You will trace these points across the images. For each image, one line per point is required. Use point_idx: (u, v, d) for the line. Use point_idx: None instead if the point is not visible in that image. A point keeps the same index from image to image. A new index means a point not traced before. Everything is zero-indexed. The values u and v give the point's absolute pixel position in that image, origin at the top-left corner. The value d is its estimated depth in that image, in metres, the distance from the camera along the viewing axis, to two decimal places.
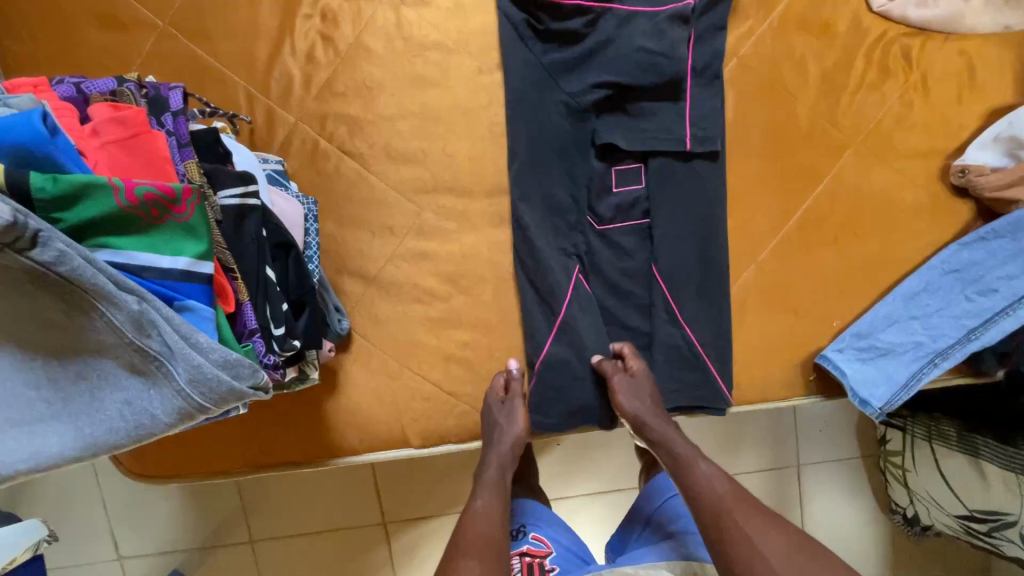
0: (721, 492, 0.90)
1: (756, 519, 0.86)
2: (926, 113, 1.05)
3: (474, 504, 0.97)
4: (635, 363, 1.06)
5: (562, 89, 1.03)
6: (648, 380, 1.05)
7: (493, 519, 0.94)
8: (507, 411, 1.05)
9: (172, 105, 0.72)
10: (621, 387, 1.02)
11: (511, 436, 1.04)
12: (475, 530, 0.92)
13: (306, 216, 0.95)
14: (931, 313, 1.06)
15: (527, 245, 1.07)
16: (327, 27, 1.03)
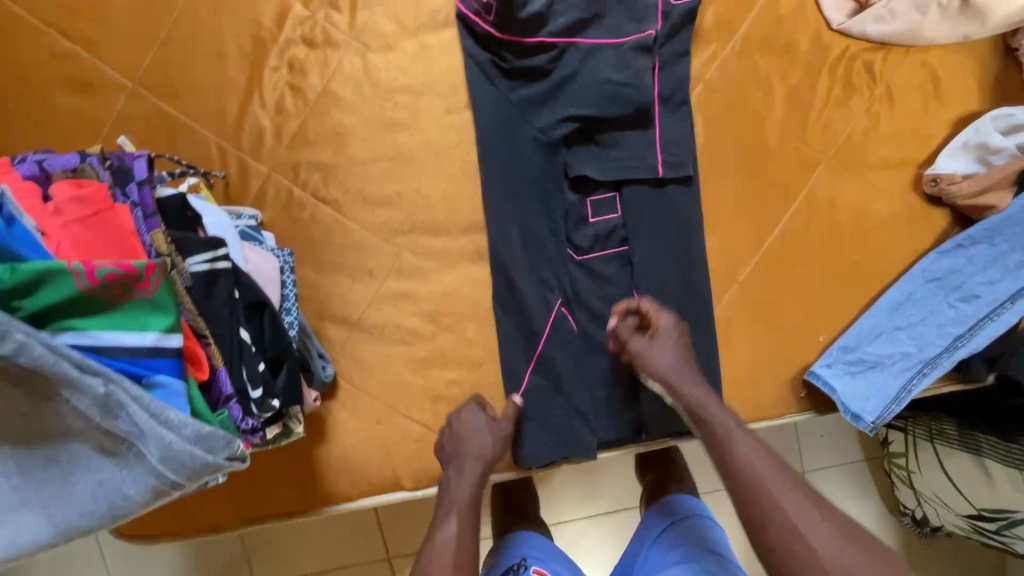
0: (762, 472, 0.77)
1: (800, 506, 0.73)
2: (894, 124, 1.06)
3: (444, 532, 0.86)
4: (661, 325, 0.97)
5: (532, 124, 1.04)
6: (673, 338, 0.95)
7: (461, 545, 0.84)
8: (475, 429, 0.98)
9: (137, 176, 0.71)
10: (640, 350, 0.95)
11: (483, 452, 0.96)
12: (442, 560, 0.82)
13: (282, 268, 0.93)
14: (916, 322, 1.06)
15: (508, 278, 1.07)
16: (294, 77, 1.03)
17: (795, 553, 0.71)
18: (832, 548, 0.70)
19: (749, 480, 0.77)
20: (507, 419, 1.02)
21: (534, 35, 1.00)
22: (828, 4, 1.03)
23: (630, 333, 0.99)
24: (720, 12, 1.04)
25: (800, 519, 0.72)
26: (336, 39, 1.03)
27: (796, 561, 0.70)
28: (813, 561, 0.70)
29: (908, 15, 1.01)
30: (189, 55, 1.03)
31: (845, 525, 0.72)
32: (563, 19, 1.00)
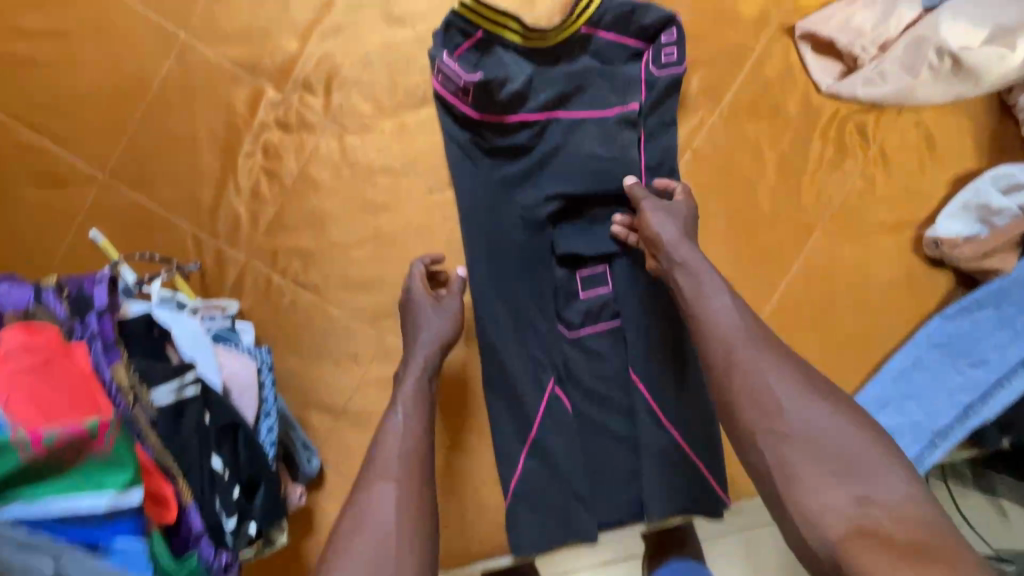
0: (738, 334, 0.78)
1: (770, 359, 0.75)
2: (890, 186, 1.02)
3: (390, 425, 0.83)
4: (677, 202, 0.94)
5: (517, 202, 1.01)
6: (684, 208, 0.93)
7: (411, 427, 0.82)
8: (437, 313, 0.94)
9: (97, 304, 0.67)
10: (649, 209, 0.92)
11: (440, 334, 0.93)
12: (388, 454, 0.79)
13: (260, 369, 0.87)
14: (925, 391, 1.02)
15: (497, 359, 1.03)
16: (270, 163, 1.00)
17: (759, 399, 0.73)
18: (793, 401, 0.72)
19: (721, 328, 0.79)
20: (457, 299, 0.96)
21: (515, 113, 0.98)
22: (814, 67, 0.99)
23: (645, 193, 0.95)
24: (707, 80, 1.01)
25: (767, 369, 0.74)
26: (312, 122, 1.00)
27: (754, 404, 0.73)
28: (774, 406, 0.72)
29: (899, 77, 0.96)
30: (162, 144, 1.00)
31: (811, 382, 0.74)
32: (544, 95, 0.98)
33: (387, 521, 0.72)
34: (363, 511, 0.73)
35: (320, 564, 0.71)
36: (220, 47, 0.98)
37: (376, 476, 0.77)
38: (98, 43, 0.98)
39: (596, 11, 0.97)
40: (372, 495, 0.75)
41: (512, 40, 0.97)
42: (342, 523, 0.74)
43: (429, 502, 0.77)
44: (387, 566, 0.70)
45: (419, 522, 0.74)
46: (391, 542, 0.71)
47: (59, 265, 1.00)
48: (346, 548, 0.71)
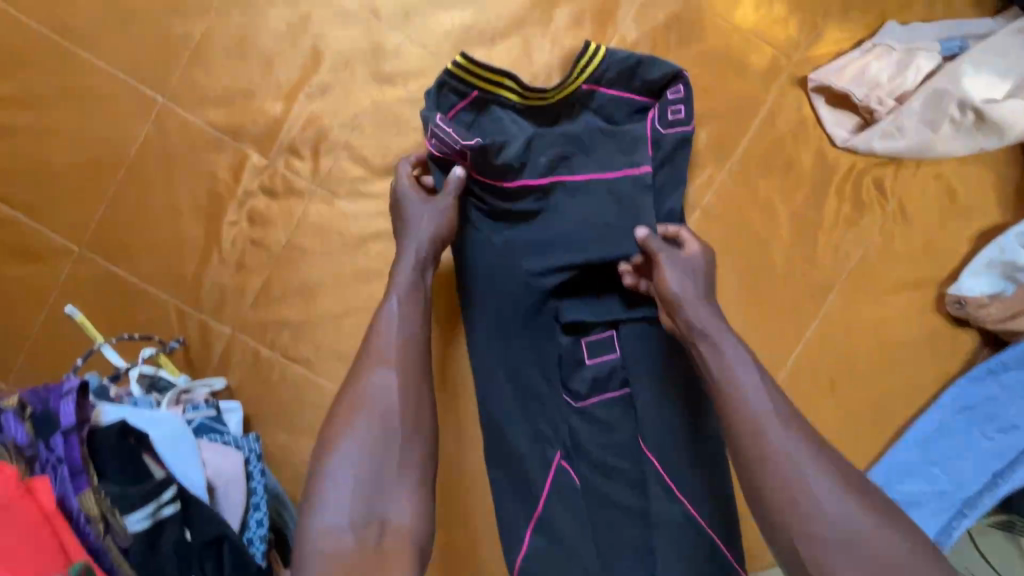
0: (767, 416, 0.69)
1: (802, 448, 0.66)
2: (910, 243, 0.97)
3: (386, 313, 0.79)
4: (692, 257, 0.84)
5: (522, 268, 0.95)
6: (700, 263, 0.84)
7: (408, 321, 0.79)
8: (429, 209, 0.88)
9: (62, 424, 0.63)
10: (665, 263, 0.83)
11: (432, 229, 0.87)
12: (386, 338, 0.77)
13: (247, 458, 0.82)
14: (950, 457, 0.96)
15: (499, 434, 0.98)
16: (256, 231, 0.95)
17: (794, 496, 0.63)
18: (834, 502, 0.62)
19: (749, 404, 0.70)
20: (451, 196, 0.90)
21: (518, 177, 0.92)
22: (829, 120, 0.94)
23: (659, 244, 0.85)
24: (715, 135, 0.96)
25: (802, 460, 0.65)
26: (299, 188, 0.95)
27: (790, 504, 0.63)
28: (813, 508, 0.62)
29: (918, 130, 0.91)
30: (140, 214, 0.94)
31: (845, 470, 0.65)
32: (546, 158, 0.93)
33: (388, 411, 0.72)
34: (362, 395, 0.73)
35: (320, 438, 0.72)
36: (200, 111, 0.92)
37: (373, 364, 0.75)
38: (68, 109, 0.92)
39: (598, 67, 0.91)
40: (371, 384, 0.73)
41: (508, 98, 0.92)
42: (340, 407, 0.73)
43: (429, 396, 0.75)
44: (390, 453, 0.70)
45: (421, 423, 0.73)
46: (393, 431, 0.71)
47: (33, 344, 0.94)
48: (345, 432, 0.70)
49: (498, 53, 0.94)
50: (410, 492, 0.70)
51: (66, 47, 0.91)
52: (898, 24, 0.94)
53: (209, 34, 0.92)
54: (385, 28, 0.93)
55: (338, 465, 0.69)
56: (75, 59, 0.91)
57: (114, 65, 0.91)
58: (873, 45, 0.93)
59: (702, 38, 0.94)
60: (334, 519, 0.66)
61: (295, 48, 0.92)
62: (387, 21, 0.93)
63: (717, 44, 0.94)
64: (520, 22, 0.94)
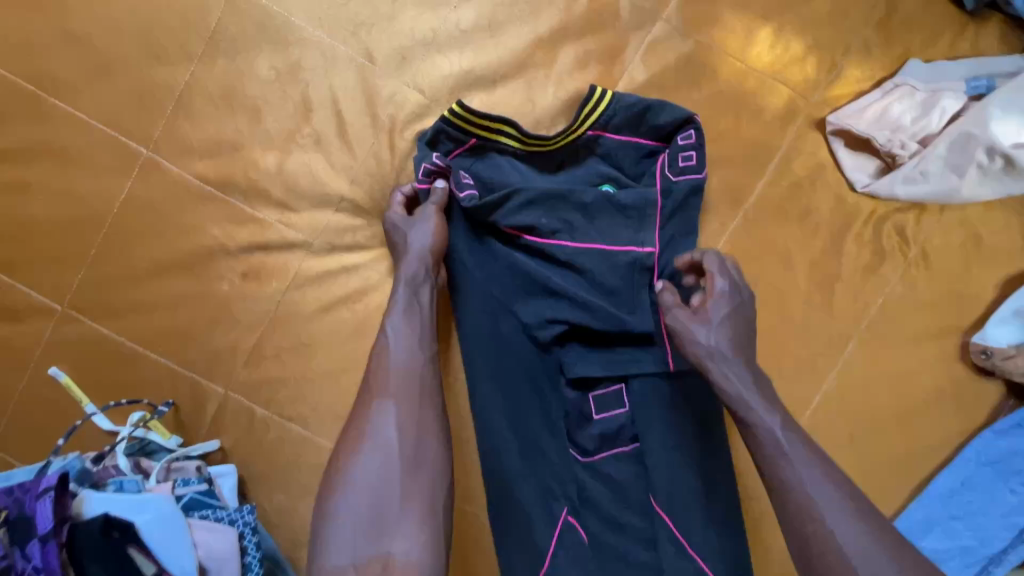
0: (806, 480, 0.66)
1: (829, 494, 0.65)
2: (932, 291, 0.93)
3: (385, 339, 0.78)
4: (710, 312, 0.78)
5: (518, 317, 0.91)
6: (724, 312, 0.77)
7: (406, 342, 0.77)
8: (420, 221, 0.85)
9: (40, 528, 0.70)
10: (679, 324, 0.79)
11: (424, 243, 0.84)
12: (386, 366, 0.75)
13: (241, 533, 0.79)
14: (974, 512, 0.92)
15: (507, 494, 0.90)
16: (249, 286, 0.91)
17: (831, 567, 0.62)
18: (864, 559, 0.61)
19: (770, 451, 0.68)
20: (434, 207, 0.87)
21: (520, 235, 0.89)
22: (848, 165, 0.90)
23: (670, 300, 0.81)
24: (730, 179, 0.91)
25: (827, 509, 0.64)
26: (293, 241, 0.90)
27: (821, 565, 0.62)
28: (844, 571, 0.61)
29: (943, 176, 0.87)
30: (127, 270, 0.90)
31: (889, 542, 0.62)
32: (547, 202, 0.88)
33: (390, 440, 0.69)
34: (365, 425, 0.70)
35: (326, 473, 0.70)
36: (189, 163, 0.89)
37: (374, 394, 0.73)
38: (51, 163, 0.88)
39: (603, 112, 0.87)
40: (373, 412, 0.71)
41: (507, 144, 0.88)
42: (344, 439, 0.71)
43: (433, 415, 0.73)
44: (392, 484, 0.67)
45: (423, 450, 0.70)
46: (395, 461, 0.68)
47: (16, 408, 0.90)
48: (348, 465, 0.68)
49: (499, 97, 0.90)
50: (415, 525, 0.66)
51: (47, 100, 0.87)
52: (921, 62, 0.89)
53: (195, 83, 0.88)
54: (380, 73, 0.89)
55: (341, 502, 0.66)
56: (57, 112, 0.87)
57: (98, 117, 0.88)
58: (895, 85, 0.89)
59: (714, 80, 0.90)
60: (338, 561, 0.64)
61: (287, 97, 0.88)
62: (383, 66, 0.89)
63: (729, 85, 0.90)
64: (522, 64, 0.90)
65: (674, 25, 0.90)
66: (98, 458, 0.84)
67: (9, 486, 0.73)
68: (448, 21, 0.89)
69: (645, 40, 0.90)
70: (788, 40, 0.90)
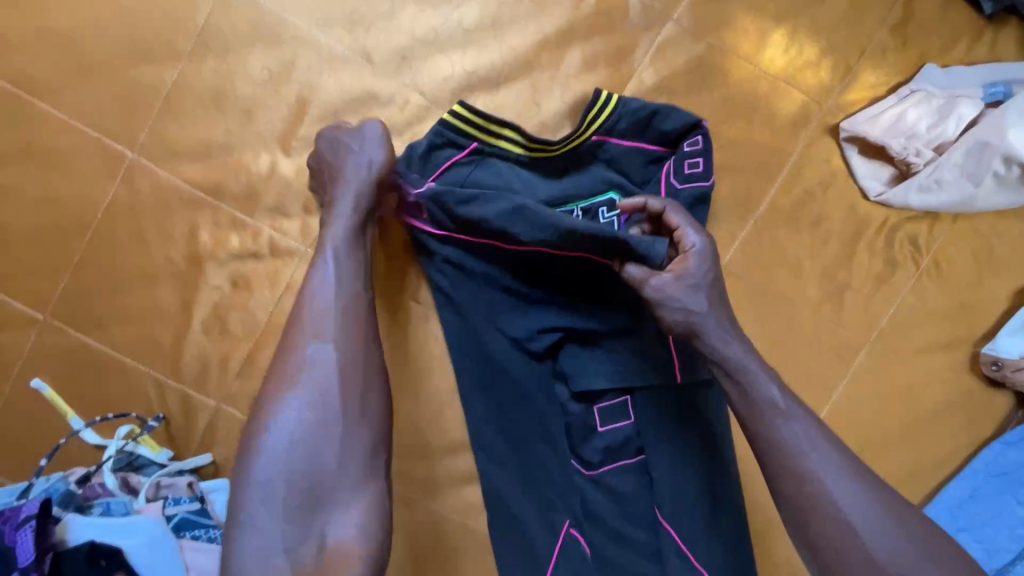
0: (779, 403, 0.68)
1: (802, 419, 0.67)
2: (944, 301, 0.91)
3: (317, 277, 0.69)
4: (692, 270, 0.74)
5: (505, 331, 0.87)
6: (706, 268, 0.75)
7: (342, 283, 0.69)
8: (366, 140, 0.76)
9: (22, 559, 0.70)
10: (666, 295, 0.74)
11: (371, 166, 0.75)
12: (316, 308, 0.67)
13: None
14: (981, 523, 0.89)
15: (504, 507, 0.87)
16: (240, 294, 0.87)
17: (804, 481, 0.64)
18: (832, 471, 0.64)
19: (763, 408, 0.68)
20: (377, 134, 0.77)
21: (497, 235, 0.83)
22: (862, 173, 0.88)
23: (647, 271, 0.76)
24: (741, 187, 0.88)
25: (801, 431, 0.66)
26: (288, 248, 0.87)
27: (795, 480, 0.64)
28: (816, 484, 0.63)
29: (958, 185, 0.85)
30: (111, 278, 0.86)
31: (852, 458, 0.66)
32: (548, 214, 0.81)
33: (329, 389, 0.64)
34: (298, 377, 0.64)
35: (248, 431, 0.63)
36: (177, 166, 0.85)
37: (301, 339, 0.66)
38: (32, 166, 0.84)
39: (609, 117, 0.84)
40: (306, 361, 0.65)
41: (511, 151, 0.85)
42: (270, 384, 0.64)
43: (373, 374, 0.67)
44: (330, 441, 0.63)
45: (367, 408, 0.65)
46: (328, 421, 0.63)
47: None
48: (274, 421, 0.62)
49: (501, 99, 0.86)
50: (355, 491, 0.63)
51: (29, 101, 0.83)
52: (938, 67, 0.87)
53: (183, 83, 0.84)
54: (378, 73, 0.85)
55: (264, 461, 0.61)
56: (39, 113, 0.84)
57: (81, 118, 0.84)
58: (911, 91, 0.86)
59: (725, 83, 0.87)
60: (269, 531, 0.59)
61: (280, 97, 0.85)
62: (381, 66, 0.85)
63: (740, 89, 0.87)
64: (526, 65, 0.86)
65: (685, 26, 0.87)
66: (84, 478, 0.81)
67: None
68: (451, 19, 0.85)
69: (655, 41, 0.87)
70: (801, 43, 0.87)
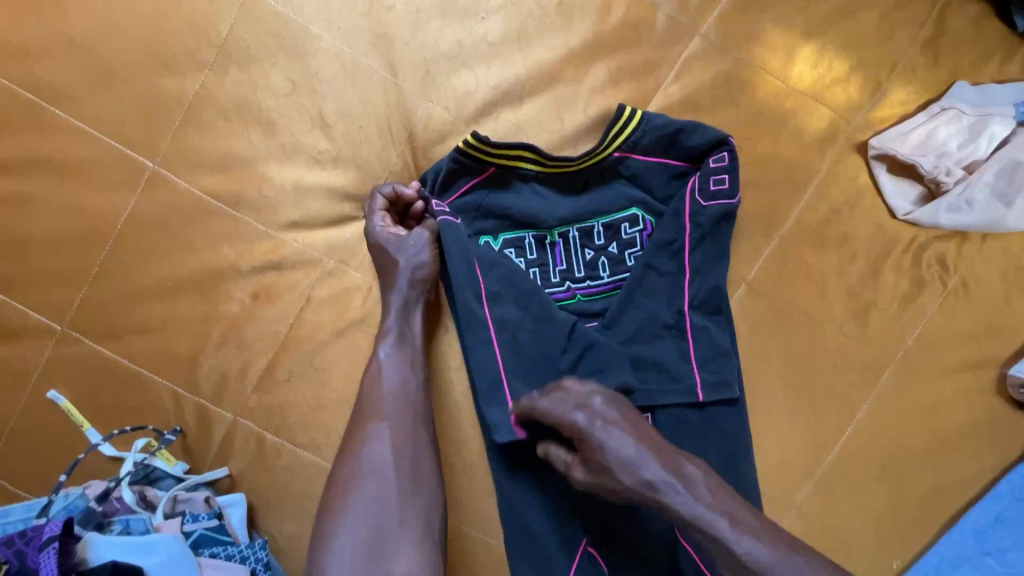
0: (755, 554, 0.63)
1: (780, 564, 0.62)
2: (971, 322, 0.89)
3: (377, 364, 0.77)
4: (597, 450, 0.71)
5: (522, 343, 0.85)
6: (606, 442, 0.70)
7: (401, 369, 0.77)
8: (414, 240, 0.83)
9: None
10: (587, 479, 0.73)
11: (418, 264, 0.82)
12: (380, 389, 0.75)
13: (254, 570, 0.80)
14: (1005, 548, 0.89)
15: (521, 525, 0.86)
16: (258, 306, 0.86)
17: None
18: None
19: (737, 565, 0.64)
20: (385, 201, 0.84)
21: (507, 260, 0.84)
22: (891, 191, 0.86)
23: (566, 455, 0.76)
24: (765, 204, 0.87)
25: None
26: (307, 261, 0.86)
27: None
28: None
29: (988, 205, 0.84)
30: (129, 289, 0.85)
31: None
32: (515, 292, 0.84)
33: (389, 461, 0.71)
34: (360, 449, 0.71)
35: (320, 514, 0.68)
36: (197, 176, 0.84)
37: (368, 417, 0.73)
38: (53, 175, 0.84)
39: (632, 134, 0.83)
40: (368, 434, 0.72)
41: (529, 169, 0.85)
42: (338, 467, 0.71)
43: (426, 443, 0.74)
44: (392, 504, 0.68)
45: (420, 474, 0.71)
46: (391, 486, 0.69)
47: (15, 432, 0.86)
48: (346, 496, 0.68)
49: (524, 114, 0.85)
50: (416, 545, 0.67)
51: (51, 110, 0.83)
52: (969, 84, 0.86)
53: (205, 94, 0.83)
54: (402, 86, 0.84)
55: (339, 532, 0.66)
56: (60, 123, 0.83)
57: (103, 129, 0.83)
58: (943, 108, 0.85)
59: (752, 98, 0.86)
60: None
61: (302, 109, 0.84)
62: (404, 79, 0.84)
63: (768, 104, 0.86)
64: (550, 79, 0.85)
65: (712, 41, 0.86)
66: (104, 494, 0.81)
67: (7, 537, 0.71)
68: (475, 32, 0.85)
69: (682, 55, 0.86)
70: (830, 58, 0.86)
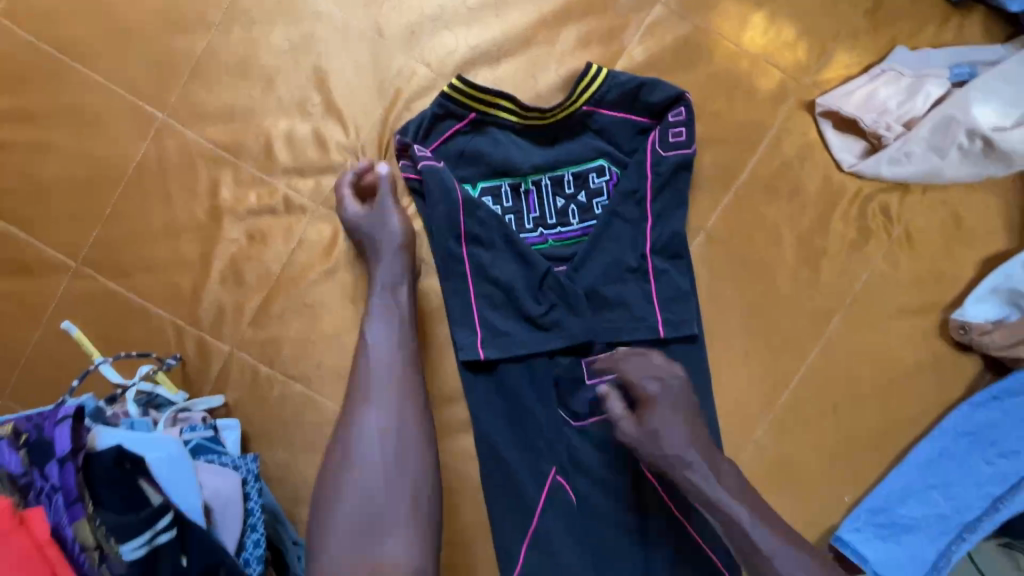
0: (759, 534, 0.74)
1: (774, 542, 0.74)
2: (914, 269, 0.96)
3: (366, 342, 0.81)
4: (654, 415, 0.83)
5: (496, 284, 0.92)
6: (668, 412, 0.83)
7: (387, 348, 0.80)
8: (383, 216, 0.88)
9: (57, 451, 0.70)
10: (631, 436, 0.84)
11: (393, 236, 0.87)
12: (369, 367, 0.78)
13: (244, 479, 0.84)
14: (950, 482, 0.93)
15: (494, 452, 0.93)
16: (255, 247, 0.94)
17: None
18: None
19: (744, 540, 0.75)
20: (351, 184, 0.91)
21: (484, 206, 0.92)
22: (837, 146, 0.94)
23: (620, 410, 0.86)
24: (721, 158, 0.95)
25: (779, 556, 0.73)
26: (301, 205, 0.94)
27: None
28: None
29: (926, 157, 0.91)
30: (138, 230, 0.93)
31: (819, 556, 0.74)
32: (489, 228, 0.92)
33: (377, 438, 0.73)
34: (353, 425, 0.74)
35: (317, 491, 0.72)
36: (203, 127, 0.93)
37: (357, 396, 0.76)
38: (71, 125, 0.92)
39: (598, 89, 0.92)
40: (357, 417, 0.75)
41: (506, 119, 0.93)
42: (332, 444, 0.74)
43: (413, 418, 0.76)
44: (381, 477, 0.71)
45: (409, 448, 0.74)
46: (379, 462, 0.72)
47: (28, 360, 0.93)
48: (339, 475, 0.71)
49: (502, 72, 0.94)
50: (406, 514, 0.70)
51: (73, 66, 0.92)
52: (908, 49, 0.94)
53: (212, 52, 0.92)
54: (391, 47, 0.93)
55: (333, 508, 0.70)
56: (81, 79, 0.92)
57: (119, 84, 0.92)
58: (882, 70, 0.93)
59: (710, 61, 0.94)
60: (334, 562, 0.67)
61: (299, 66, 0.93)
62: (392, 40, 0.93)
63: (724, 66, 0.94)
64: (525, 42, 0.94)
65: (673, 9, 0.94)
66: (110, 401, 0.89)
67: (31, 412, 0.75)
68: None
69: (646, 20, 0.94)
70: (780, 25, 0.94)
